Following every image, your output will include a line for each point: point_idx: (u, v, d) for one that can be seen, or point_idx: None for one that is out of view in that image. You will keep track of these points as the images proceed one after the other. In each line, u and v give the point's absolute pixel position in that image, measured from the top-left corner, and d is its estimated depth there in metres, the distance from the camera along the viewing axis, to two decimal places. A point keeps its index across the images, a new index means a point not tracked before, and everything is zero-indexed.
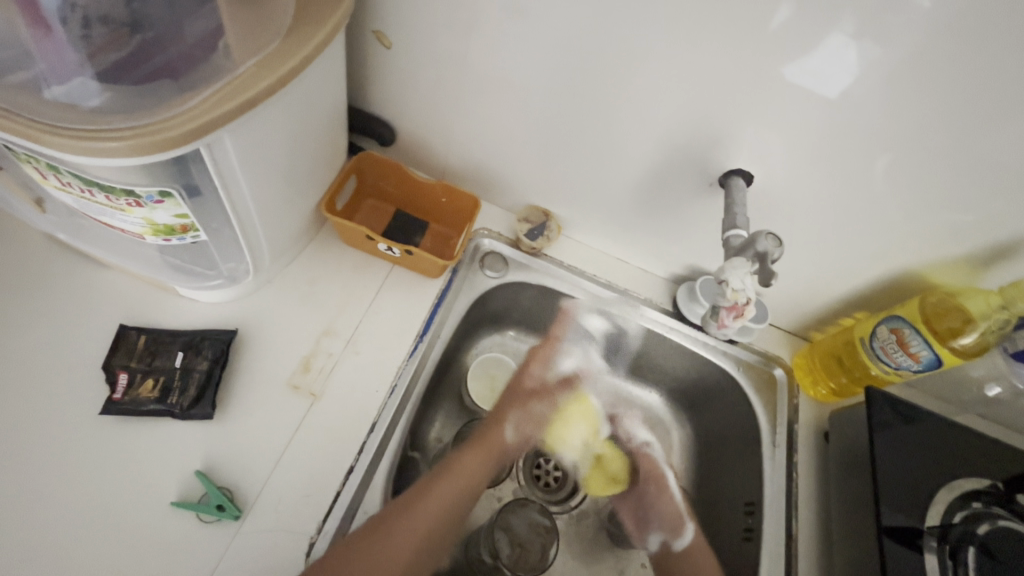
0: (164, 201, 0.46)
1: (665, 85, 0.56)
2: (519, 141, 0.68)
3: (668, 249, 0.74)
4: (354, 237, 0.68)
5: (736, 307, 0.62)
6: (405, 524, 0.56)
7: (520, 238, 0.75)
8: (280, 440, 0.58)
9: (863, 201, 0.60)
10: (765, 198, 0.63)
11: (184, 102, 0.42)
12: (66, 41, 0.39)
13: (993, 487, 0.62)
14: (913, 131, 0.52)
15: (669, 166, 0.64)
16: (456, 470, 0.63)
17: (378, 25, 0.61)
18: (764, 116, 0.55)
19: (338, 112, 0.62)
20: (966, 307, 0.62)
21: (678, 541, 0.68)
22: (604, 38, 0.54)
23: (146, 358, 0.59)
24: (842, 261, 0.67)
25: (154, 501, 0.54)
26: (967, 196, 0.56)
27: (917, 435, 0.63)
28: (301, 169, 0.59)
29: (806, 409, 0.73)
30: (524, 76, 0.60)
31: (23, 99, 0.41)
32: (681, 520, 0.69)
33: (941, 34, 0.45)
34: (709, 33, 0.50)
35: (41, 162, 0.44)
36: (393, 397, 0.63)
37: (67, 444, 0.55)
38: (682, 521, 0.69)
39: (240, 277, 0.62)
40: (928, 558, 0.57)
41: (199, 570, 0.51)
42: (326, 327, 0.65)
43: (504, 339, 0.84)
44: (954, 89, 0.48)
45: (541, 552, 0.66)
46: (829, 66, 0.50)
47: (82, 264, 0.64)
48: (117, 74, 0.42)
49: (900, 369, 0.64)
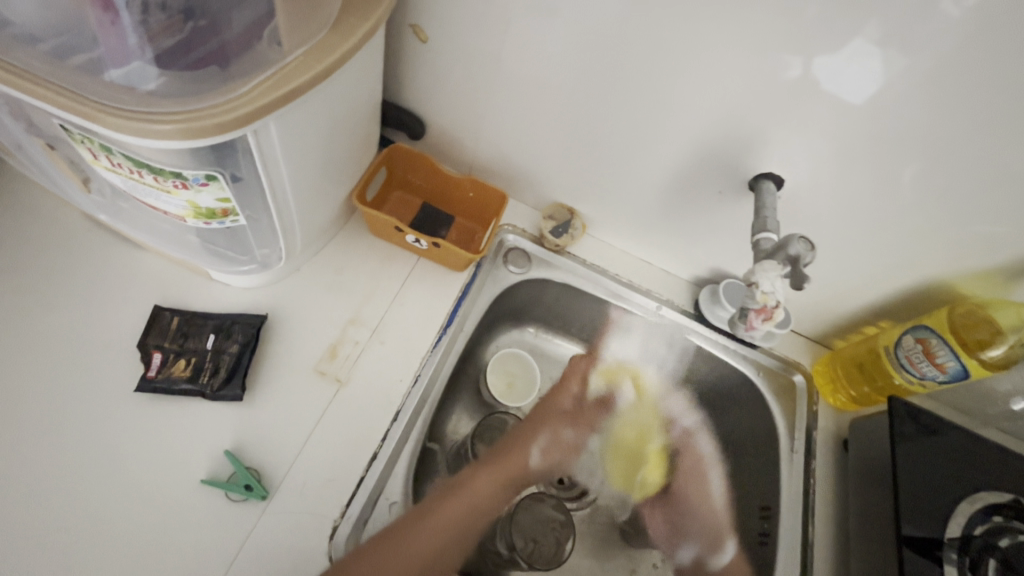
0: (210, 184, 0.47)
1: (698, 89, 0.56)
2: (548, 138, 0.68)
3: (691, 251, 0.74)
4: (382, 228, 0.69)
5: (765, 310, 0.61)
6: (455, 517, 0.60)
7: (545, 235, 0.75)
8: (306, 425, 0.59)
9: (893, 211, 0.59)
10: (795, 204, 0.63)
11: (235, 89, 0.43)
12: (128, 26, 0.40)
13: (1015, 501, 0.61)
14: (950, 141, 0.52)
15: (697, 169, 0.64)
16: (493, 477, 0.65)
17: (415, 19, 0.62)
18: (796, 121, 0.55)
19: (373, 104, 0.63)
20: (996, 319, 0.62)
21: (719, 557, 0.70)
22: (641, 38, 0.54)
23: (179, 339, 0.60)
24: (871, 268, 0.66)
25: (185, 480, 0.55)
26: (1002, 208, 0.55)
27: (939, 447, 0.63)
28: (336, 159, 0.60)
29: (824, 416, 0.73)
30: (556, 74, 0.61)
31: (83, 81, 0.42)
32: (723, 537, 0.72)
33: (991, 41, 0.45)
34: (748, 36, 0.50)
35: (94, 143, 0.46)
36: (416, 386, 0.63)
37: (102, 418, 0.56)
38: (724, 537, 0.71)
39: (272, 263, 0.63)
40: (947, 569, 0.57)
41: (225, 545, 0.53)
42: (352, 316, 0.66)
43: (523, 335, 0.84)
44: (995, 100, 0.48)
45: (556, 546, 0.67)
46: (855, 76, 0.50)
47: (120, 244, 0.66)
48: (173, 56, 0.43)
49: (925, 379, 0.64)
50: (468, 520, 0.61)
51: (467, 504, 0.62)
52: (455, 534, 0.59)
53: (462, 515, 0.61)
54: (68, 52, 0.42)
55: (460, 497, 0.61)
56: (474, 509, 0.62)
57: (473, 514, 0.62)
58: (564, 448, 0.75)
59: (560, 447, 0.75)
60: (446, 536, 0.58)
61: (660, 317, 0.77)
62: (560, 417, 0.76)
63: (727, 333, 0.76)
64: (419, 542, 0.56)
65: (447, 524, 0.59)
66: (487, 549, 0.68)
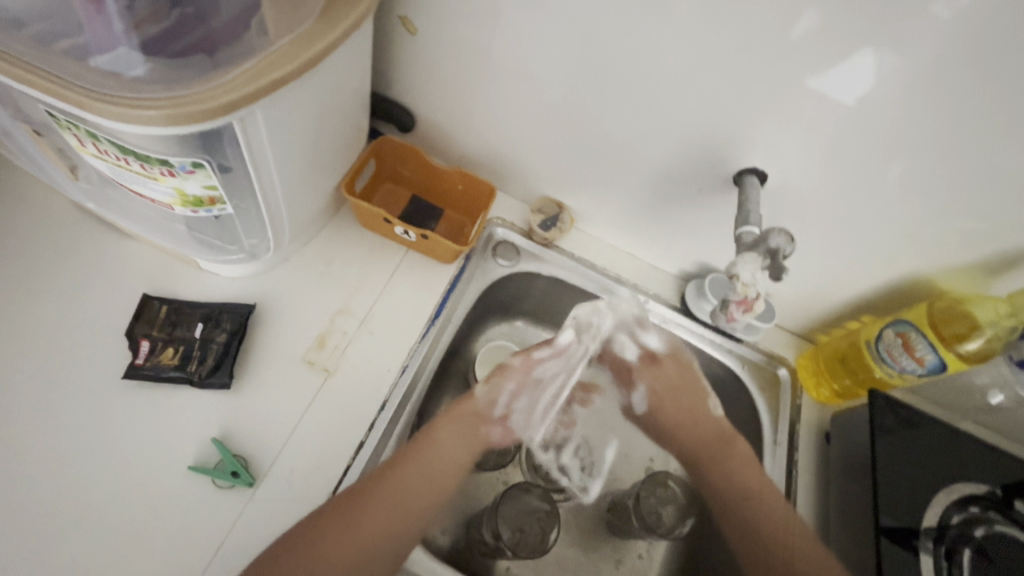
0: (196, 172, 0.48)
1: (682, 83, 0.57)
2: (536, 130, 0.69)
3: (678, 246, 0.75)
4: (371, 220, 0.69)
5: (746, 301, 0.63)
6: (404, 485, 0.56)
7: (534, 228, 0.76)
8: (293, 413, 0.60)
9: (874, 206, 0.60)
10: (780, 199, 0.64)
11: (220, 77, 0.44)
12: (114, 13, 0.42)
13: (991, 492, 0.62)
14: (928, 139, 0.53)
15: (682, 163, 0.65)
16: (442, 435, 0.60)
17: (404, 11, 0.62)
18: (778, 116, 0.56)
19: (362, 95, 0.63)
20: (974, 314, 0.62)
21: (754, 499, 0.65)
22: (625, 33, 0.55)
23: (167, 327, 0.61)
24: (854, 262, 0.67)
25: (171, 466, 0.55)
26: (979, 204, 0.57)
27: (917, 440, 0.64)
28: (324, 150, 0.61)
29: (807, 409, 0.74)
30: (543, 68, 0.61)
31: (69, 66, 0.42)
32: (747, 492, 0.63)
33: (965, 38, 0.46)
34: (729, 31, 0.51)
35: (81, 130, 0.46)
36: (404, 376, 0.64)
37: (89, 406, 0.57)
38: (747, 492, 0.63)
39: (261, 253, 0.63)
40: (923, 558, 0.58)
41: (212, 531, 0.53)
42: (341, 306, 0.67)
43: (513, 329, 0.84)
44: (968, 99, 0.49)
45: (541, 535, 0.67)
46: (847, 77, 0.51)
47: (109, 233, 0.66)
48: (158, 44, 0.44)
49: (905, 372, 0.65)
50: (423, 485, 0.57)
51: (415, 475, 0.57)
52: (413, 501, 0.56)
53: (411, 483, 0.56)
54: (55, 38, 0.43)
55: (407, 470, 0.56)
56: (427, 473, 0.57)
57: (424, 486, 0.57)
58: (511, 398, 0.67)
59: (507, 398, 0.66)
60: (397, 509, 0.55)
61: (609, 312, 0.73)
62: (505, 374, 0.66)
63: (713, 327, 0.76)
64: (365, 525, 0.52)
65: (395, 492, 0.55)
66: (475, 539, 0.69)
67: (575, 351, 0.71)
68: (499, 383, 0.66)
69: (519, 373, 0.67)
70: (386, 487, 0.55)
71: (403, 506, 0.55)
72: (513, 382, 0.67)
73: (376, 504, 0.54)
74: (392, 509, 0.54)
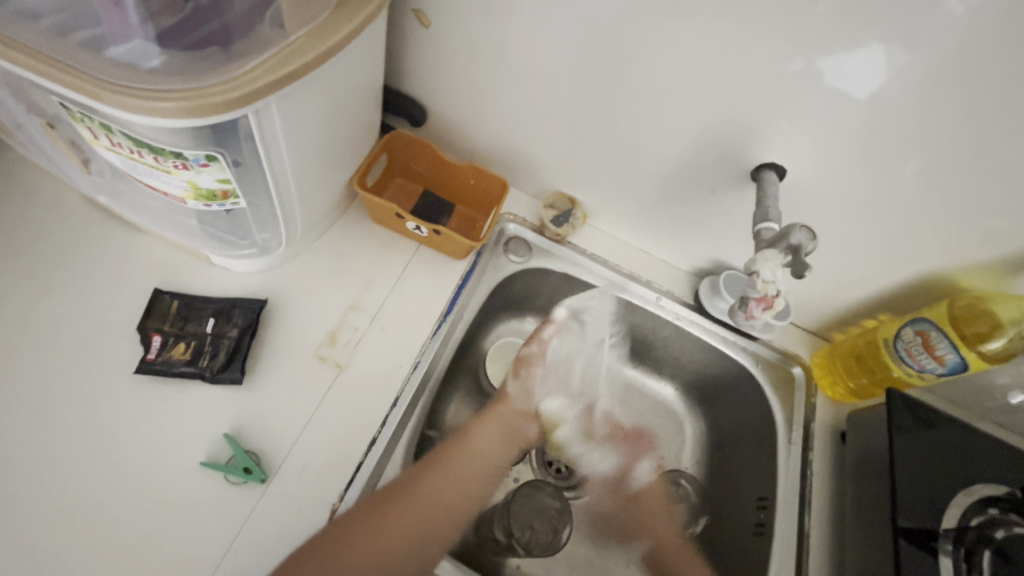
0: (210, 165, 0.47)
1: (701, 78, 0.55)
2: (549, 125, 0.68)
3: (692, 243, 0.74)
4: (383, 215, 0.68)
5: (765, 298, 0.61)
6: (445, 484, 0.63)
7: (546, 224, 0.75)
8: (305, 409, 0.59)
9: (895, 204, 0.59)
10: (797, 195, 0.63)
11: (238, 68, 0.43)
12: (131, 6, 0.41)
13: (1010, 494, 0.61)
14: (951, 137, 0.52)
15: (699, 158, 0.63)
16: (477, 436, 0.68)
17: (418, 3, 0.61)
18: (798, 113, 0.54)
19: (376, 89, 0.63)
20: (996, 313, 0.62)
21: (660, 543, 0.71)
22: (642, 26, 0.53)
23: (179, 322, 0.60)
24: (873, 260, 0.66)
25: (184, 462, 0.55)
26: (1004, 202, 0.55)
27: (936, 441, 0.63)
28: (337, 144, 0.60)
29: (822, 408, 0.73)
30: (558, 62, 0.60)
31: (82, 56, 0.42)
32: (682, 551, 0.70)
33: (995, 34, 0.44)
34: (749, 25, 0.50)
35: (94, 121, 0.45)
36: (416, 372, 0.64)
37: (100, 401, 0.56)
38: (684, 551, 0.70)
39: (272, 248, 0.63)
40: (942, 559, 0.57)
41: (225, 528, 0.53)
42: (352, 302, 0.66)
43: (522, 326, 0.83)
44: (995, 97, 0.48)
45: (553, 533, 0.68)
46: (869, 72, 0.49)
47: (120, 227, 0.65)
48: (175, 36, 0.43)
49: (924, 371, 0.64)
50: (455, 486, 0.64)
51: (449, 478, 0.64)
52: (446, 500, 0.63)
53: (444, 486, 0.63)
54: (69, 30, 0.42)
55: (441, 476, 0.63)
56: (462, 475, 0.66)
57: (456, 484, 0.65)
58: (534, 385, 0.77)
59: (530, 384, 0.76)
60: (433, 508, 0.62)
61: (624, 294, 0.77)
62: (527, 360, 0.76)
63: (726, 324, 0.75)
64: (403, 523, 0.58)
65: (429, 494, 0.61)
66: (484, 536, 0.68)
67: (572, 328, 0.81)
68: (527, 372, 0.76)
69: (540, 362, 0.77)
70: (422, 492, 0.61)
71: (432, 512, 0.61)
72: (540, 370, 0.77)
73: (414, 510, 0.60)
74: (430, 504, 0.61)
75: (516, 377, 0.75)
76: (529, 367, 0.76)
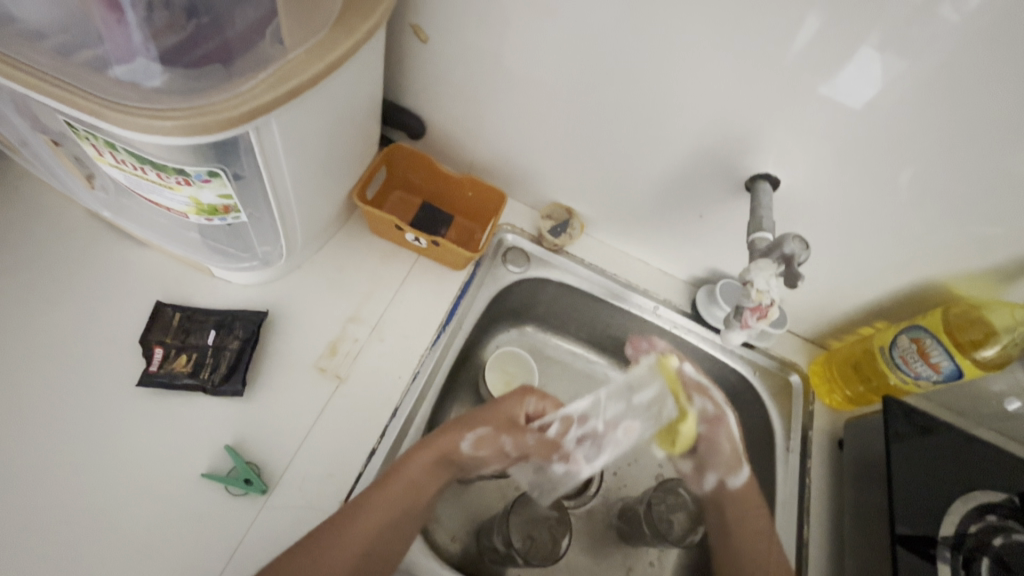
0: (212, 181, 0.48)
1: (694, 89, 0.56)
2: (546, 136, 0.69)
3: (689, 251, 0.75)
4: (382, 227, 0.69)
5: (760, 308, 0.59)
6: (392, 499, 0.55)
7: (544, 234, 0.76)
8: (305, 421, 0.60)
9: (886, 211, 0.60)
10: (790, 204, 0.64)
11: (238, 87, 0.44)
12: (133, 24, 0.40)
13: (1008, 501, 0.61)
14: (939, 145, 0.53)
15: (694, 169, 0.64)
16: (414, 465, 0.57)
17: (417, 19, 0.62)
18: (789, 124, 0.56)
19: (375, 104, 0.64)
20: (990, 321, 0.62)
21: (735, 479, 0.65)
22: (638, 36, 0.54)
23: (180, 335, 0.61)
24: (867, 267, 0.67)
25: (186, 474, 0.55)
26: (993, 209, 0.56)
27: (933, 448, 0.63)
28: (337, 157, 0.61)
29: (820, 416, 0.73)
30: (554, 73, 0.61)
31: (90, 77, 0.43)
32: (738, 461, 0.65)
33: (977, 45, 0.46)
34: (743, 34, 0.51)
35: (99, 140, 0.46)
36: (416, 382, 0.64)
37: (102, 414, 0.57)
38: (739, 462, 0.65)
39: (273, 260, 0.64)
40: (941, 567, 0.57)
41: (224, 539, 0.53)
42: (352, 313, 0.67)
43: (523, 334, 0.85)
44: (982, 106, 0.49)
45: (552, 543, 0.66)
46: (858, 79, 0.50)
47: (122, 241, 0.66)
48: (177, 54, 0.43)
49: (919, 379, 0.65)
50: (396, 510, 0.55)
51: (392, 496, 0.55)
52: (388, 520, 0.54)
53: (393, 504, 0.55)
54: (75, 49, 0.43)
55: (386, 489, 0.55)
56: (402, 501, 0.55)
57: (400, 509, 0.55)
58: (495, 452, 0.63)
59: (493, 448, 0.63)
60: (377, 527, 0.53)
61: (621, 301, 0.78)
62: (501, 420, 0.64)
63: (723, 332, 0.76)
64: (352, 540, 0.52)
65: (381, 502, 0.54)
66: (485, 546, 0.69)
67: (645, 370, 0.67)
68: (487, 452, 0.62)
69: (512, 442, 0.63)
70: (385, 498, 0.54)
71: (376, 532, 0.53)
72: (508, 448, 0.63)
73: (356, 525, 0.52)
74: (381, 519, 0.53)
75: (472, 441, 0.61)
76: (490, 441, 0.62)
